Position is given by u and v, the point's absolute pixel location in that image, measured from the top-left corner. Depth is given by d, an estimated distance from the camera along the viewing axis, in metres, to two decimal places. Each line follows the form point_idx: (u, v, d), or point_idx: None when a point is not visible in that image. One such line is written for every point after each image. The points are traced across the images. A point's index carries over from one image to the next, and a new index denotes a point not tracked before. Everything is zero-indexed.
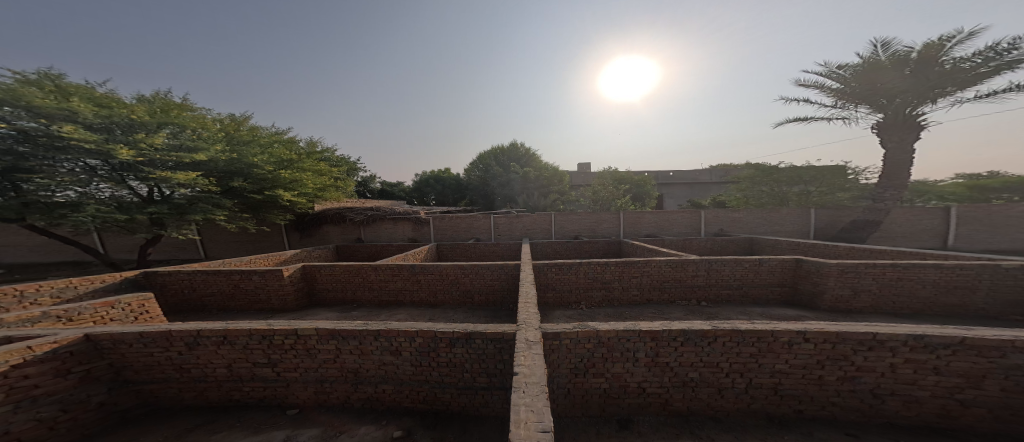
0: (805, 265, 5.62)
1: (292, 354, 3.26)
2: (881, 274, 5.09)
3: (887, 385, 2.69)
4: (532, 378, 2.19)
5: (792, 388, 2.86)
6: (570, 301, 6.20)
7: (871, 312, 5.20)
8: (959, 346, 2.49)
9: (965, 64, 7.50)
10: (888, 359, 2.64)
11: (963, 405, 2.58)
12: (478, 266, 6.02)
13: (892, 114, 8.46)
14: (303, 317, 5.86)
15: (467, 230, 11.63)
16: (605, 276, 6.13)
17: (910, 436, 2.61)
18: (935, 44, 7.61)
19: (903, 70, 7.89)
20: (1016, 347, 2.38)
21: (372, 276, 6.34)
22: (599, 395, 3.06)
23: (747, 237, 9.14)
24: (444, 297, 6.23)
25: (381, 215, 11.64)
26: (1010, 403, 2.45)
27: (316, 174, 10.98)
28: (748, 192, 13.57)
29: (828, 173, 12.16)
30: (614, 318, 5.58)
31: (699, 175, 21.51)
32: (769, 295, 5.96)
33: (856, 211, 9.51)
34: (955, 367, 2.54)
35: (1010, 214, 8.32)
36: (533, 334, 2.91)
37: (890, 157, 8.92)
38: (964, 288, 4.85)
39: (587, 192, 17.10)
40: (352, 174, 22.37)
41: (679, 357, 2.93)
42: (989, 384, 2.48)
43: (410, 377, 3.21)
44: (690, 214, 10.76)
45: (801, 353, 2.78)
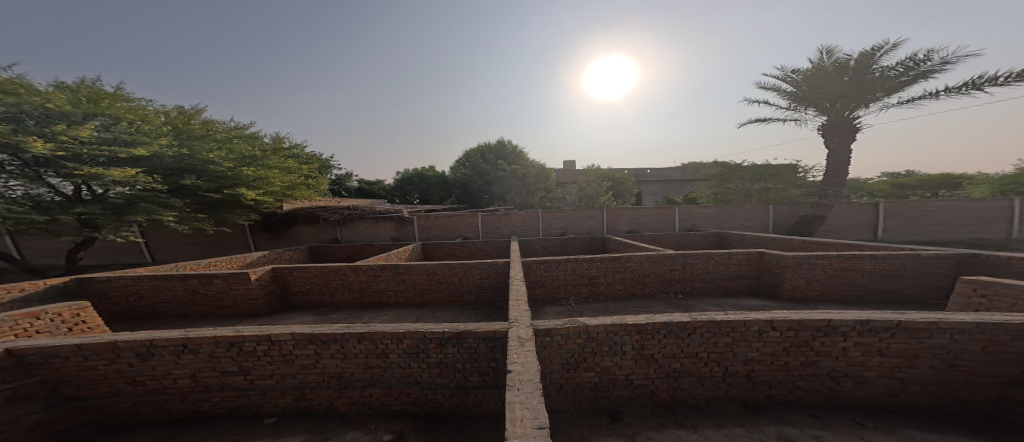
0: (767, 258, 5.98)
1: (266, 361, 3.10)
2: (829, 264, 5.49)
3: (842, 368, 2.90)
4: (525, 375, 2.20)
5: (763, 374, 3.03)
6: (559, 298, 6.26)
7: (823, 300, 5.59)
8: (897, 329, 2.72)
9: (890, 72, 8.15)
10: (841, 343, 2.84)
11: (903, 383, 2.82)
12: (467, 264, 5.96)
13: (834, 117, 9.06)
14: (277, 322, 5.58)
15: (452, 228, 11.47)
16: (592, 272, 6.24)
17: (864, 414, 2.83)
18: (869, 53, 8.26)
19: (844, 75, 8.55)
20: (942, 328, 2.62)
21: (355, 277, 6.13)
22: (591, 388, 3.12)
23: (718, 231, 9.55)
24: (432, 297, 6.12)
25: (361, 214, 11.28)
26: (940, 379, 2.72)
27: (285, 172, 10.46)
28: (716, 189, 14.24)
29: (785, 171, 12.98)
30: (601, 312, 5.68)
31: (678, 172, 22.23)
32: (738, 286, 6.28)
33: (806, 207, 10.17)
34: (895, 348, 2.77)
35: (927, 208, 9.22)
36: (524, 331, 2.90)
37: (831, 157, 9.53)
38: (894, 276, 5.32)
39: (572, 190, 17.38)
40: (325, 172, 21.48)
41: (663, 349, 3.03)
42: (921, 362, 2.73)
43: (398, 379, 3.14)
44: (667, 211, 11.14)
45: (769, 341, 2.94)
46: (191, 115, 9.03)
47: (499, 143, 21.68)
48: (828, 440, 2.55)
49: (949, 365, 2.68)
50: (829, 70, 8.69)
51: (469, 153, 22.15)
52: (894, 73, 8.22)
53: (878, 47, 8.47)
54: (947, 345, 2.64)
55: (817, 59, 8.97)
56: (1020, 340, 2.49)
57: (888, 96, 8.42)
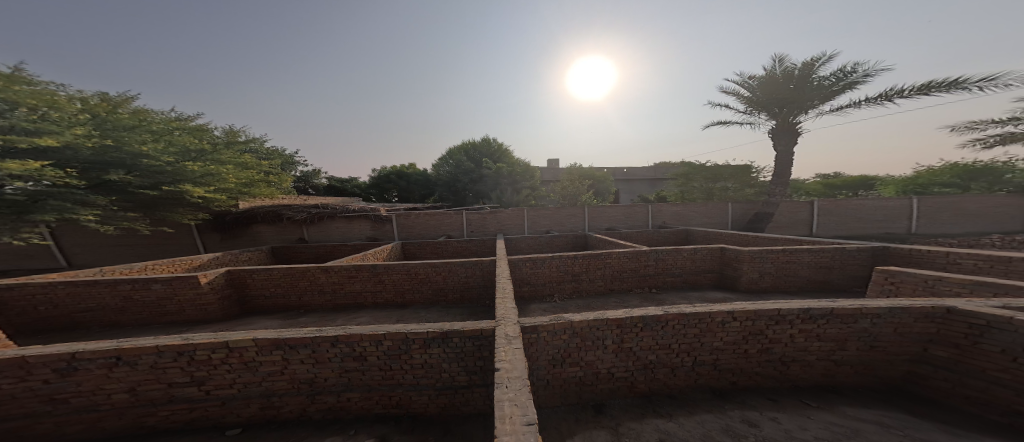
0: (728, 253, 6.38)
1: (224, 370, 2.89)
2: (777, 258, 5.97)
3: (791, 353, 3.14)
4: (513, 372, 2.20)
5: (727, 362, 3.22)
6: (545, 295, 6.32)
7: (772, 291, 6.07)
8: (831, 316, 2.99)
9: (824, 82, 8.95)
10: (788, 330, 3.09)
11: (837, 364, 3.10)
12: (452, 263, 5.85)
13: (780, 123, 9.82)
14: (237, 327, 5.22)
15: (433, 227, 11.19)
16: (574, 269, 6.35)
17: (810, 394, 3.07)
18: (809, 63, 9.01)
19: (788, 83, 9.28)
20: (864, 313, 2.93)
21: (329, 278, 5.84)
22: (576, 382, 3.18)
23: (684, 229, 9.90)
24: (415, 297, 5.97)
25: (332, 213, 10.78)
26: (867, 359, 3.02)
27: (240, 168, 9.86)
28: (684, 187, 14.97)
29: (741, 172, 13.93)
30: (584, 308, 5.80)
31: (654, 171, 23.07)
32: (704, 280, 6.65)
33: (759, 205, 10.85)
34: (830, 333, 3.04)
35: (848, 207, 10.33)
36: (512, 329, 2.90)
37: (777, 159, 10.29)
38: (826, 267, 5.86)
39: (556, 188, 17.65)
40: (287, 167, 20.26)
41: (640, 342, 3.15)
42: (850, 345, 3.03)
43: (379, 383, 3.03)
44: (641, 209, 11.55)
45: (730, 330, 3.14)
46: (119, 103, 7.96)
47: (484, 139, 21.34)
48: (781, 420, 2.75)
49: (872, 346, 2.99)
50: (777, 77, 9.37)
51: (453, 149, 21.66)
52: (827, 82, 9.03)
53: (818, 58, 9.21)
54: (868, 329, 2.95)
55: (769, 67, 9.62)
56: (921, 321, 2.84)
57: (824, 103, 9.20)
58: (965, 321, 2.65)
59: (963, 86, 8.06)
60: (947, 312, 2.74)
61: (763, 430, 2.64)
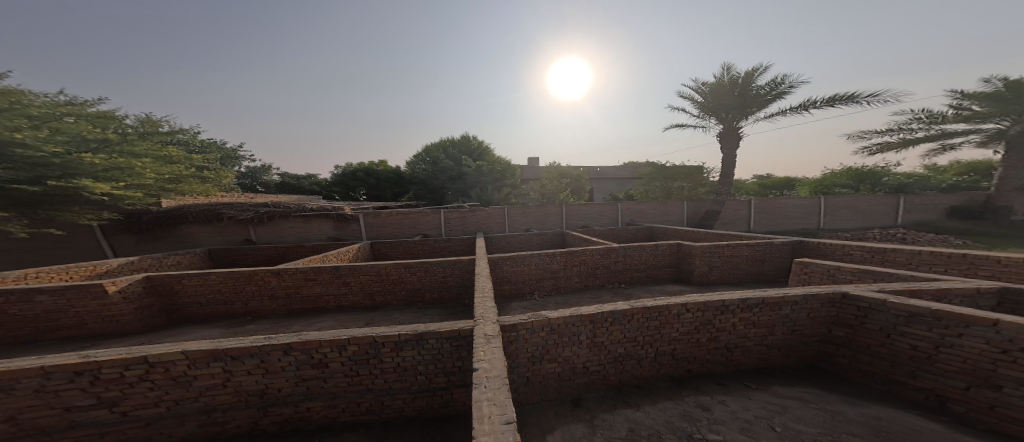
0: (684, 248, 6.77)
1: (145, 387, 2.50)
2: (722, 252, 6.46)
3: (733, 341, 3.34)
4: (491, 372, 2.11)
5: (684, 352, 3.36)
6: (525, 292, 6.29)
7: (720, 283, 6.53)
8: (764, 304, 3.24)
9: (759, 91, 9.82)
10: (731, 319, 3.29)
11: (769, 348, 3.34)
12: (428, 263, 5.62)
13: (726, 127, 10.64)
14: (160, 340, 4.66)
15: (405, 226, 10.73)
16: (553, 267, 6.38)
17: (749, 377, 3.28)
18: (748, 73, 9.84)
19: (732, 91, 10.08)
20: (785, 301, 3.21)
21: (285, 281, 5.36)
22: (554, 378, 3.15)
23: (648, 226, 10.49)
24: (388, 299, 5.64)
25: (285, 212, 9.98)
26: (789, 342, 3.31)
27: (161, 163, 8.71)
28: (648, 186, 15.73)
29: (695, 172, 14.96)
30: (563, 305, 5.84)
31: (624, 170, 23.95)
32: (665, 274, 7.01)
33: (709, 203, 11.72)
34: (762, 320, 3.28)
35: (775, 205, 11.40)
36: (491, 328, 2.80)
37: (724, 161, 11.14)
38: (760, 260, 6.45)
39: (536, 186, 17.63)
40: (229, 162, 18.47)
41: (610, 335, 3.20)
42: (778, 330, 3.29)
43: (344, 390, 2.77)
44: (611, 207, 11.93)
45: (685, 321, 3.28)
46: None
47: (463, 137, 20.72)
48: (728, 402, 2.91)
49: (793, 330, 3.29)
50: (726, 85, 10.11)
51: (431, 146, 20.82)
52: (761, 91, 9.90)
53: (758, 68, 10.06)
54: (789, 314, 3.24)
55: (718, 75, 10.33)
56: (826, 306, 3.18)
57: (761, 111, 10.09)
58: (855, 304, 3.02)
59: (857, 100, 9.28)
60: (842, 297, 3.11)
61: (713, 413, 2.77)
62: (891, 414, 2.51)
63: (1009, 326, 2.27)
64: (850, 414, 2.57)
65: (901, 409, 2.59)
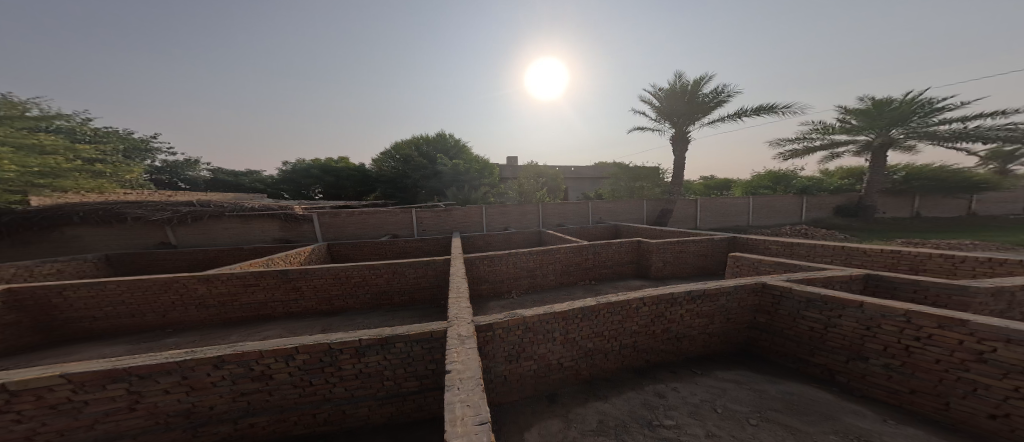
0: (643, 245, 7.17)
1: (17, 419, 2.09)
2: (674, 248, 6.93)
3: (681, 330, 3.57)
4: (465, 373, 2.06)
5: (645, 343, 3.53)
6: (502, 291, 6.25)
7: (675, 277, 7.03)
8: (703, 295, 3.51)
9: (704, 98, 10.67)
10: (677, 311, 3.51)
11: (709, 336, 3.63)
12: (397, 264, 5.38)
13: (677, 132, 11.43)
14: (35, 362, 4.03)
15: (371, 225, 10.19)
16: (530, 265, 6.41)
17: (696, 364, 3.54)
18: (695, 82, 10.64)
19: (685, 98, 10.81)
20: (720, 292, 3.51)
21: (217, 289, 4.86)
22: (530, 376, 3.15)
23: (613, 225, 10.87)
24: (349, 302, 5.35)
25: (219, 212, 9.08)
26: (725, 330, 3.62)
27: (25, 153, 7.27)
28: (615, 186, 16.37)
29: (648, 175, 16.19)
30: (540, 302, 5.88)
31: (594, 170, 24.65)
32: (627, 270, 7.36)
33: (664, 202, 12.52)
34: (704, 310, 3.55)
35: (715, 204, 12.53)
36: (465, 329, 2.74)
37: (676, 163, 11.95)
38: (704, 255, 7.03)
39: (515, 185, 16.69)
40: (133, 155, 16.25)
41: (582, 331, 3.27)
42: (716, 319, 3.58)
43: (295, 402, 2.55)
44: (582, 206, 12.23)
45: (644, 314, 3.45)
46: None
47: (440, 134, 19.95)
48: (681, 388, 3.11)
49: (728, 318, 3.60)
50: (678, 92, 10.84)
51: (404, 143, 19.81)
52: (706, 98, 10.76)
53: (703, 78, 10.94)
54: (721, 304, 3.54)
55: (671, 82, 11.05)
56: (752, 294, 3.54)
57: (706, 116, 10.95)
58: (773, 292, 3.39)
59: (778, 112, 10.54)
60: (762, 286, 3.49)
61: (666, 399, 2.94)
62: (798, 389, 2.88)
63: (870, 306, 2.72)
64: (773, 391, 2.88)
65: (804, 383, 2.97)
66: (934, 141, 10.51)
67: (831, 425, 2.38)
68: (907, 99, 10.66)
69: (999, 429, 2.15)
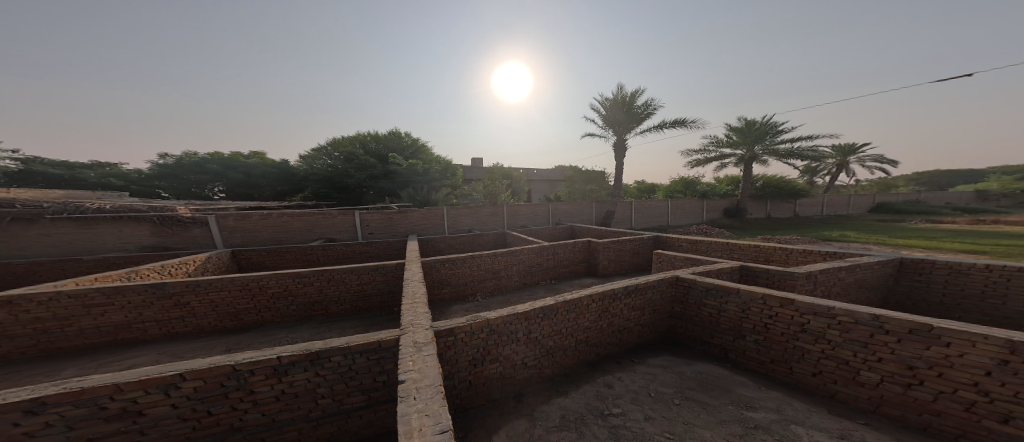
0: (593, 245, 7.59)
1: None
2: (618, 247, 7.52)
3: (621, 323, 3.81)
4: (425, 381, 1.93)
5: (595, 338, 3.68)
6: (466, 294, 6.10)
7: (619, 274, 7.62)
8: (633, 289, 3.82)
9: (642, 110, 11.75)
10: (617, 305, 3.74)
11: (640, 327, 3.94)
12: (342, 271, 5.01)
13: (619, 140, 12.40)
14: None
15: (303, 229, 9.09)
16: (494, 267, 6.37)
17: (633, 353, 3.81)
18: (633, 94, 11.68)
19: (626, 109, 11.77)
20: (644, 286, 3.86)
21: (29, 314, 3.73)
22: (496, 378, 3.07)
23: (567, 229, 10.94)
24: (263, 317, 4.73)
25: (32, 214, 6.89)
26: (652, 320, 3.98)
27: None
28: (572, 189, 17.14)
29: (594, 181, 17.47)
30: (505, 304, 5.84)
31: (548, 173, 25.40)
32: (582, 269, 7.73)
33: (610, 205, 13.48)
34: (636, 303, 3.86)
35: (649, 206, 13.97)
36: (422, 335, 2.57)
37: (619, 168, 12.93)
38: (640, 254, 7.79)
39: (479, 187, 16.56)
40: None
41: (545, 330, 3.28)
42: (645, 311, 3.93)
43: (186, 438, 2.14)
44: (542, 208, 12.54)
45: (594, 311, 3.59)
46: None
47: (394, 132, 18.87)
48: (624, 377, 3.32)
49: (654, 309, 3.97)
50: (619, 103, 11.78)
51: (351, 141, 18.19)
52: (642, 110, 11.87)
53: (638, 92, 12.09)
54: (645, 297, 3.89)
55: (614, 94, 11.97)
56: (671, 286, 3.96)
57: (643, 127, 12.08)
58: (686, 283, 3.83)
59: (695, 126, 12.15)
60: (676, 279, 3.94)
61: (614, 388, 3.11)
62: (706, 368, 3.32)
63: (745, 292, 3.26)
64: (690, 373, 3.27)
65: (709, 363, 3.42)
66: (777, 157, 13.08)
67: (729, 397, 2.80)
68: (765, 121, 12.97)
69: (819, 383, 2.82)
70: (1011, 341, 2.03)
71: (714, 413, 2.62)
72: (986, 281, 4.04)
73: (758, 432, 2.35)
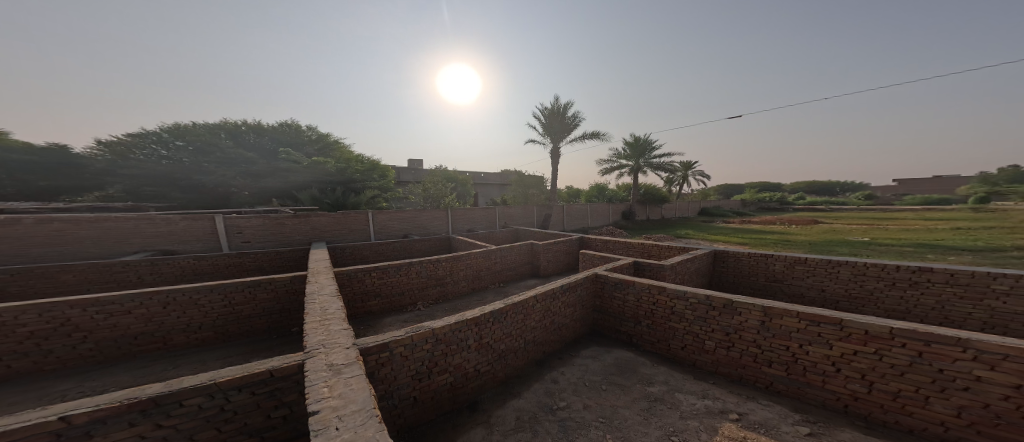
0: (537, 247, 7.82)
1: None
2: (557, 248, 8.03)
3: (560, 320, 4.00)
4: (353, 406, 1.70)
5: (541, 337, 3.78)
6: (404, 305, 5.77)
7: (559, 273, 8.14)
8: (567, 288, 4.06)
9: (573, 120, 12.79)
10: (554, 303, 3.90)
11: (572, 322, 4.18)
12: (187, 292, 3.91)
13: (555, 147, 13.25)
14: None
15: (96, 241, 6.29)
16: (437, 273, 6.15)
17: (569, 347, 4.04)
18: (566, 105, 12.63)
19: (559, 119, 12.61)
20: (573, 285, 4.13)
21: None
22: (447, 389, 2.90)
23: (514, 230, 11.33)
24: (9, 367, 3.27)
25: None
26: (583, 315, 4.31)
27: None
28: (517, 193, 17.74)
29: (534, 185, 18.31)
30: (450, 311, 5.69)
31: (489, 177, 25.37)
32: (529, 270, 7.96)
33: (550, 208, 14.28)
34: (570, 300, 4.12)
35: (578, 209, 15.35)
36: (341, 356, 2.26)
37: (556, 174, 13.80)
38: (574, 253, 8.48)
39: (416, 190, 15.63)
40: None
41: (495, 334, 3.23)
42: (575, 307, 4.20)
43: None
44: (489, 211, 12.60)
45: (537, 311, 3.69)
46: None
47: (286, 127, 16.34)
48: (566, 371, 3.49)
49: (585, 305, 4.31)
50: (554, 113, 12.61)
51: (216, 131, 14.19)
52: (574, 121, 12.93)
53: (569, 104, 13.16)
54: (575, 294, 4.16)
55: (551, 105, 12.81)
56: (594, 283, 4.35)
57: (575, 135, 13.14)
58: (606, 279, 4.23)
59: None
60: (596, 276, 4.36)
61: (559, 383, 3.25)
62: (621, 353, 3.75)
63: (637, 284, 3.82)
64: (612, 359, 3.65)
65: (625, 348, 3.86)
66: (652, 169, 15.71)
67: (637, 377, 3.21)
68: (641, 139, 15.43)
69: (684, 354, 3.45)
70: (764, 307, 2.89)
71: (629, 393, 2.97)
72: (749, 263, 5.59)
73: (664, 407, 2.72)
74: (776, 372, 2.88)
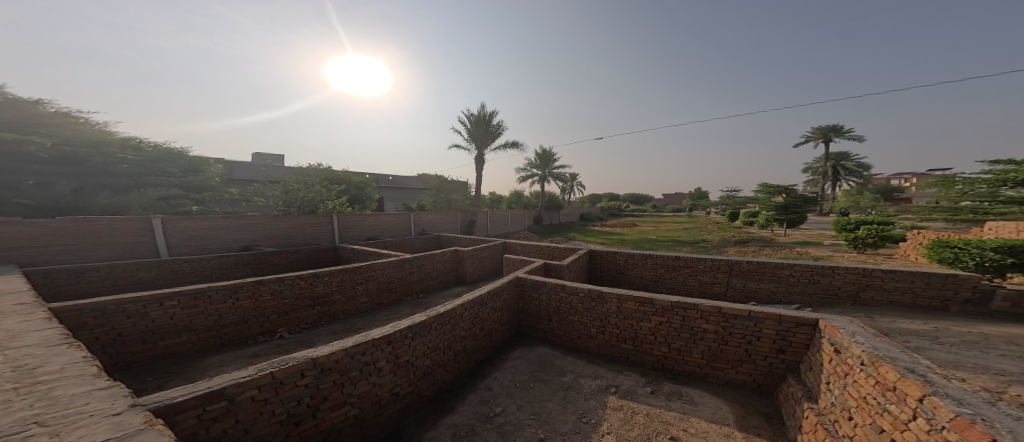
0: (461, 254, 7.77)
1: None
2: (479, 253, 8.09)
3: (487, 325, 4.01)
4: None
5: (469, 346, 3.73)
6: (250, 336, 4.67)
7: (485, 278, 8.27)
8: (492, 293, 4.11)
9: (496, 129, 13.22)
10: (481, 308, 3.91)
11: (498, 326, 4.22)
12: None
13: (478, 153, 13.40)
14: None
15: None
16: (305, 291, 5.21)
17: (496, 351, 4.13)
18: (490, 114, 12.95)
19: (483, 127, 12.86)
20: (496, 290, 4.17)
21: None
22: (351, 424, 2.59)
23: (436, 236, 10.97)
24: None
25: None
26: (508, 319, 4.43)
27: None
28: (436, 199, 17.26)
29: (456, 190, 18.15)
30: (338, 334, 5.00)
31: (399, 181, 23.95)
32: (450, 279, 7.72)
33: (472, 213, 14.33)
34: (496, 304, 4.18)
35: (500, 215, 15.91)
36: (106, 428, 1.41)
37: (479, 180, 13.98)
38: (499, 259, 8.70)
39: (274, 194, 12.54)
40: None
41: (414, 351, 3.04)
42: (497, 312, 4.21)
43: None
44: (401, 216, 11.85)
45: (463, 321, 3.61)
46: None
47: None
48: (499, 376, 3.52)
49: (513, 308, 4.50)
50: (478, 119, 12.77)
51: None
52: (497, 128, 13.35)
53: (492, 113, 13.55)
54: (496, 297, 4.17)
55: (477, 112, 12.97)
56: (515, 286, 4.52)
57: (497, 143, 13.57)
58: (528, 281, 4.42)
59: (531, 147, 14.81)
60: (518, 279, 4.56)
61: (493, 389, 3.27)
62: (540, 351, 3.99)
63: (545, 283, 4.20)
64: (531, 356, 3.90)
65: (543, 344, 4.14)
66: (557, 178, 17.52)
67: (553, 370, 3.48)
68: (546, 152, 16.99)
69: (574, 341, 3.94)
70: (617, 295, 3.52)
71: (549, 385, 3.20)
72: (605, 259, 6.55)
73: (575, 393, 3.01)
74: (629, 347, 3.51)
